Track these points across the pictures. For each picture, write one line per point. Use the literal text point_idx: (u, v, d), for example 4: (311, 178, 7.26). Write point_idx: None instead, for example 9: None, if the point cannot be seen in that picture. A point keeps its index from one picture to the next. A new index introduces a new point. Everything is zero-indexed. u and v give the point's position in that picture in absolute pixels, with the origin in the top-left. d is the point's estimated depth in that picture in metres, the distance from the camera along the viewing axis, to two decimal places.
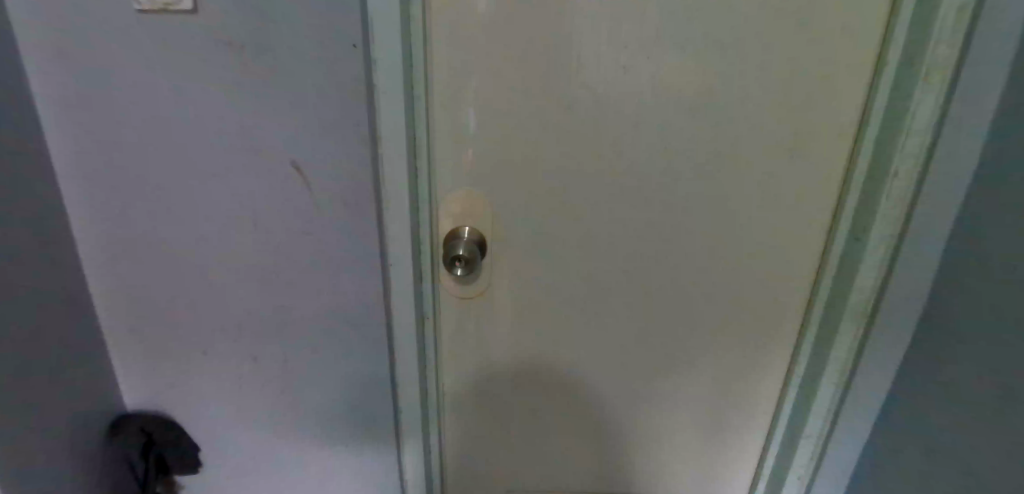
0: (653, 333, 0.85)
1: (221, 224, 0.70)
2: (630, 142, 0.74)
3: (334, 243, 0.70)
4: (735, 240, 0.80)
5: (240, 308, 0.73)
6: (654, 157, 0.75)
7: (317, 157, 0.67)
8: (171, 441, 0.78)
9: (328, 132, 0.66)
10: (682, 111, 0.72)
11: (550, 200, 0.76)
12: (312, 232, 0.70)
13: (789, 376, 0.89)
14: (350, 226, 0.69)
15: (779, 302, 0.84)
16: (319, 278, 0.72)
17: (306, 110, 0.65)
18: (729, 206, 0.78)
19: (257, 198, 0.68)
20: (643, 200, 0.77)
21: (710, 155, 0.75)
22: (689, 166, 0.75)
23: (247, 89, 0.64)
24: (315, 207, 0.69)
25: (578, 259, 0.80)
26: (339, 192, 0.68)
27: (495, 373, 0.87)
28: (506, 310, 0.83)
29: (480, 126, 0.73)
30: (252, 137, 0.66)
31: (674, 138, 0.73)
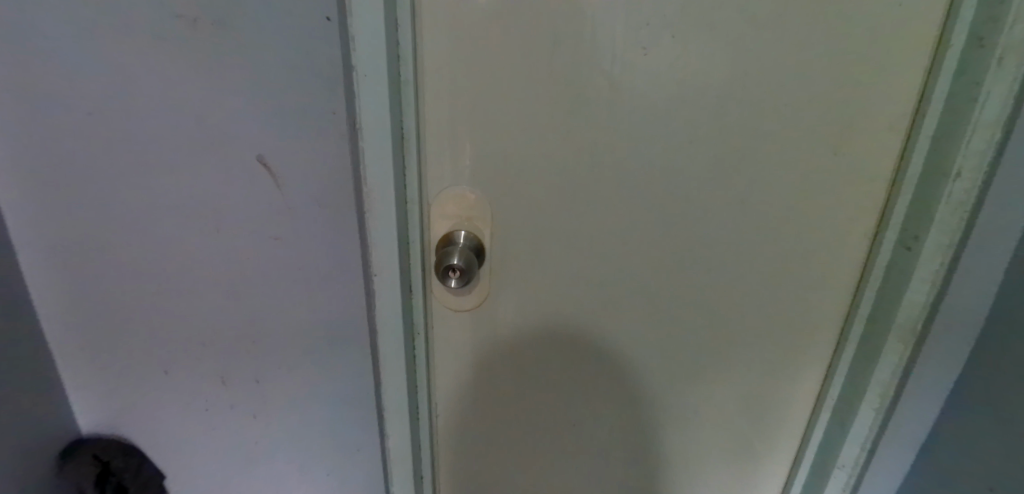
0: (671, 349, 0.77)
1: (185, 227, 0.61)
2: (647, 139, 0.65)
3: (311, 249, 0.62)
4: (763, 250, 0.71)
5: (207, 322, 0.65)
6: (673, 156, 0.66)
7: (291, 152, 0.59)
8: (127, 470, 0.69)
9: (304, 124, 0.58)
10: (707, 104, 0.64)
11: (556, 204, 0.68)
12: (287, 238, 0.62)
13: (822, 398, 0.80)
14: (328, 229, 0.62)
15: (810, 318, 0.76)
16: (294, 288, 0.64)
17: (280, 99, 0.57)
18: (757, 211, 0.69)
19: (225, 199, 0.60)
20: (662, 203, 0.68)
21: (738, 153, 0.66)
22: (713, 166, 0.67)
23: (213, 74, 0.56)
24: (291, 210, 0.61)
25: (588, 270, 0.72)
26: (315, 190, 0.60)
27: (495, 393, 0.79)
28: (507, 325, 0.75)
29: (479, 119, 0.64)
30: (216, 129, 0.58)
31: (697, 134, 0.65)
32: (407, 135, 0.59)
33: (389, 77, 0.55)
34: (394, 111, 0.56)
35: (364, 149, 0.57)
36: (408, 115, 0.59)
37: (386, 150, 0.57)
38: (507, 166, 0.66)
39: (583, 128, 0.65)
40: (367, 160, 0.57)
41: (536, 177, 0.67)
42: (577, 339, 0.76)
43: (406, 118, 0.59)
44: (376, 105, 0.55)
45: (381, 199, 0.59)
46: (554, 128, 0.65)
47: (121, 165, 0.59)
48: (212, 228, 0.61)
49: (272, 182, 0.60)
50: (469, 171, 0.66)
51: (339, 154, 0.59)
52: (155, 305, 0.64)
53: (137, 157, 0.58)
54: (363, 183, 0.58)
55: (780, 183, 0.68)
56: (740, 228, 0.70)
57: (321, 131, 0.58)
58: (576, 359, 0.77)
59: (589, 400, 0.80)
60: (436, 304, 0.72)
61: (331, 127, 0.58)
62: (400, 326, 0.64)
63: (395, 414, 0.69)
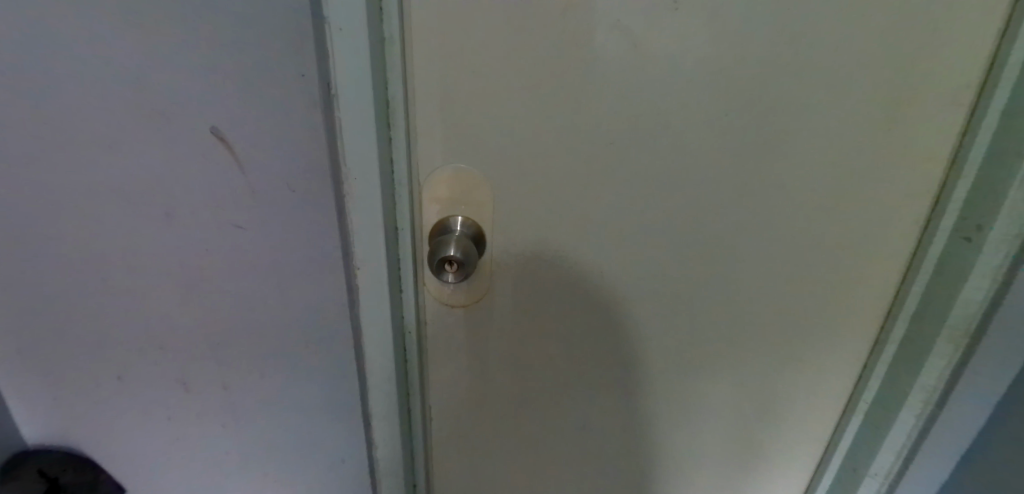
0: (689, 348, 0.70)
1: (136, 213, 0.53)
2: (671, 114, 0.57)
3: (281, 239, 0.54)
4: (797, 241, 0.63)
5: (166, 321, 0.57)
6: (700, 133, 0.58)
7: (255, 127, 0.50)
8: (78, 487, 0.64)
9: (270, 94, 0.49)
10: (742, 73, 0.55)
11: (564, 188, 0.60)
12: (254, 226, 0.54)
13: (854, 402, 0.73)
14: (304, 216, 0.54)
15: (846, 314, 0.68)
16: (260, 283, 0.56)
17: (240, 64, 0.48)
18: (793, 196, 0.61)
19: (181, 180, 0.52)
20: (685, 188, 0.60)
21: (775, 130, 0.58)
22: (746, 144, 0.58)
23: (162, 34, 0.47)
24: (258, 195, 0.53)
25: (600, 262, 0.64)
26: (284, 170, 0.52)
27: (495, 397, 0.72)
28: (509, 322, 0.67)
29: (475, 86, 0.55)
30: (160, 100, 0.49)
31: (730, 108, 0.56)
32: (393, 107, 0.51)
33: (371, 37, 0.46)
34: (379, 78, 0.48)
35: (342, 123, 0.48)
36: (395, 82, 0.50)
37: (368, 125, 0.48)
38: (511, 143, 0.58)
39: (597, 101, 0.56)
40: (345, 137, 0.49)
41: (543, 157, 0.58)
42: (586, 338, 0.68)
43: (392, 86, 0.50)
44: (357, 71, 0.47)
45: (363, 183, 0.50)
46: (565, 101, 0.56)
47: (52, 142, 0.51)
48: (167, 214, 0.53)
49: (234, 161, 0.51)
50: (466, 148, 0.57)
51: (313, 129, 0.51)
52: (107, 301, 0.57)
53: (79, 131, 0.51)
54: (343, 163, 0.50)
55: (820, 165, 0.59)
56: (773, 215, 0.62)
57: (290, 102, 0.50)
58: (585, 360, 0.70)
59: (599, 405, 0.73)
60: (429, 300, 0.64)
61: (302, 97, 0.50)
62: (388, 326, 0.56)
63: (383, 424, 0.61)
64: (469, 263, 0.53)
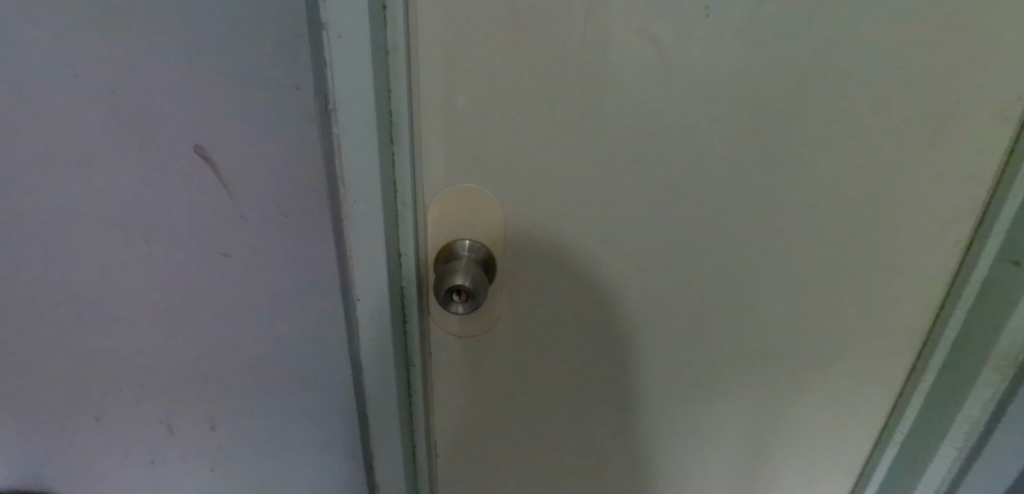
0: (714, 377, 0.65)
1: (108, 243, 0.48)
2: (700, 129, 0.52)
3: (275, 269, 0.48)
4: (830, 264, 0.59)
5: (145, 360, 0.52)
6: (730, 151, 0.53)
7: (242, 142, 0.44)
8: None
9: (258, 105, 0.43)
10: (777, 86, 0.50)
11: (581, 210, 0.55)
12: (243, 254, 0.48)
13: (888, 433, 0.69)
14: (299, 244, 0.47)
15: (880, 342, 0.64)
16: (249, 316, 0.50)
17: (224, 72, 0.42)
18: (826, 217, 0.57)
19: (159, 206, 0.46)
20: (711, 209, 0.56)
21: (810, 147, 0.53)
22: (778, 162, 0.54)
23: (131, 40, 0.41)
24: (246, 219, 0.46)
25: (619, 287, 0.60)
26: (275, 192, 0.45)
27: (506, 430, 0.67)
28: (523, 351, 0.62)
29: (487, 99, 0.50)
30: (135, 115, 0.43)
31: (763, 124, 0.52)
32: (397, 122, 0.46)
33: (372, 45, 0.41)
34: (382, 92, 0.43)
35: (340, 141, 0.43)
36: (399, 96, 0.45)
37: (370, 142, 0.43)
38: (524, 162, 0.53)
39: (620, 116, 0.51)
40: (344, 155, 0.43)
41: (559, 177, 0.53)
42: (602, 368, 0.64)
43: (396, 100, 0.45)
44: (356, 82, 0.41)
45: (363, 206, 0.45)
46: (585, 117, 0.51)
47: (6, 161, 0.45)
48: (146, 244, 0.48)
49: (219, 182, 0.45)
50: (476, 167, 0.53)
51: (309, 145, 0.44)
52: (82, 336, 0.52)
53: (37, 153, 0.44)
54: (340, 183, 0.45)
55: (857, 184, 0.55)
56: (805, 238, 0.58)
57: (282, 115, 0.43)
58: (603, 390, 0.65)
59: (615, 438, 0.69)
60: (436, 329, 0.59)
61: (295, 108, 0.43)
62: (390, 361, 0.52)
63: (386, 464, 0.57)
64: (479, 294, 0.48)
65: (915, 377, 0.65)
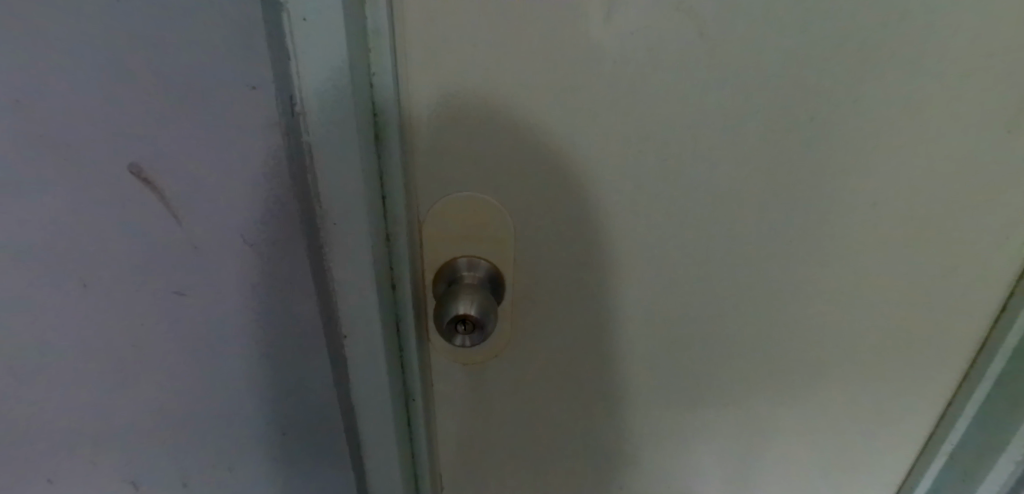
0: (749, 394, 0.58)
1: (26, 297, 0.38)
2: (750, 128, 0.43)
3: (245, 307, 0.40)
4: (887, 270, 0.51)
5: (90, 422, 0.44)
6: (784, 152, 0.44)
7: (185, 161, 0.34)
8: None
9: (203, 114, 0.33)
10: (844, 72, 0.41)
11: (606, 227, 0.46)
12: (203, 294, 0.39)
13: (935, 443, 0.63)
14: (271, 278, 0.39)
15: (931, 348, 0.57)
16: (220, 360, 0.42)
17: (153, 75, 0.32)
18: (887, 222, 0.48)
19: (87, 246, 0.37)
20: (757, 220, 0.47)
21: (875, 143, 0.44)
22: (838, 162, 0.45)
23: (18, 38, 0.30)
24: (202, 253, 0.38)
25: (647, 308, 0.50)
26: (238, 220, 0.36)
27: (518, 461, 0.60)
28: (535, 379, 0.54)
29: (491, 92, 0.39)
30: (43, 134, 0.33)
31: (824, 118, 0.43)
32: (385, 124, 0.35)
33: (347, 29, 0.30)
34: (363, 88, 0.32)
35: (312, 154, 0.33)
36: (384, 92, 0.34)
37: (353, 155, 0.33)
38: (535, 170, 0.43)
39: (653, 117, 0.41)
40: (319, 171, 0.33)
41: (578, 185, 0.44)
42: (625, 396, 0.56)
43: (381, 98, 0.35)
44: (328, 76, 0.30)
45: (346, 233, 0.35)
46: (611, 118, 0.41)
47: None
48: (76, 294, 0.38)
49: (165, 212, 0.36)
50: (478, 177, 0.43)
51: (273, 162, 0.35)
52: (1, 410, 0.42)
53: None
54: (318, 209, 0.34)
55: (924, 181, 0.47)
56: (861, 247, 0.49)
57: (238, 125, 0.33)
58: (626, 417, 0.58)
59: (637, 462, 0.62)
60: (436, 358, 0.51)
61: (251, 116, 0.33)
62: (387, 402, 0.44)
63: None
64: (488, 323, 0.41)
65: (967, 384, 0.59)
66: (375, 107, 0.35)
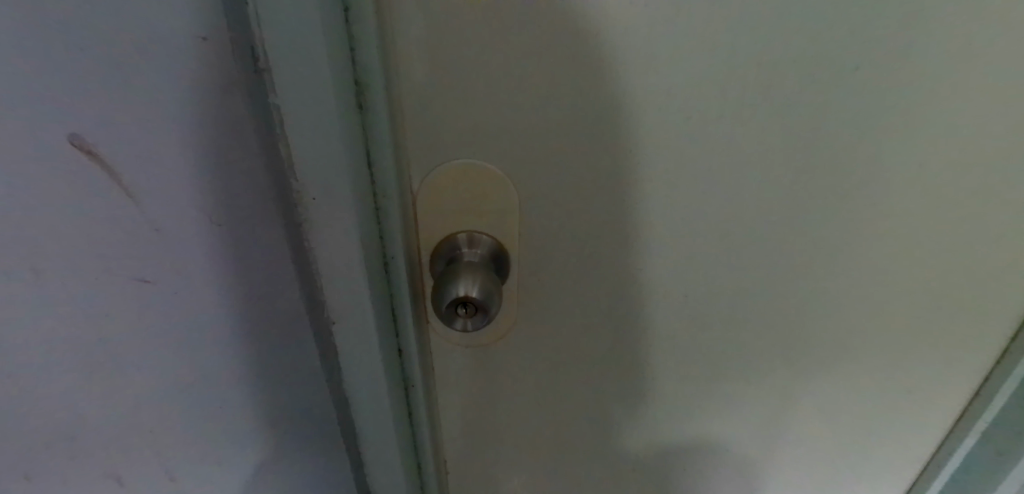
0: (772, 373, 0.54)
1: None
2: (784, 89, 0.38)
3: (219, 293, 0.37)
4: (928, 240, 0.47)
5: (63, 422, 0.40)
6: (820, 114, 0.39)
7: (135, 136, 0.30)
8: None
9: (152, 80, 0.29)
10: (894, 22, 0.36)
11: (619, 198, 0.41)
12: (174, 282, 0.35)
13: (967, 422, 0.59)
14: (245, 259, 0.36)
15: (969, 323, 0.53)
16: (196, 350, 0.39)
17: (91, 38, 0.27)
18: (929, 189, 0.44)
19: (30, 238, 0.32)
20: (786, 189, 0.42)
21: (925, 100, 0.39)
22: (880, 125, 0.40)
23: None
24: (165, 238, 0.34)
25: (663, 285, 0.47)
26: (204, 199, 0.33)
27: (526, 443, 0.58)
28: (544, 360, 0.51)
29: (489, 51, 0.34)
30: None
31: (869, 73, 0.38)
32: (368, 84, 0.30)
33: None
34: (341, 43, 0.28)
35: (283, 120, 0.28)
36: (368, 50, 0.29)
37: (332, 122, 0.28)
38: (541, 137, 0.38)
39: (674, 77, 0.36)
40: (292, 138, 0.29)
41: (589, 155, 0.39)
42: (639, 377, 0.53)
43: (364, 57, 0.29)
44: (296, 29, 0.25)
45: (327, 209, 0.31)
46: (625, 80, 0.36)
47: None
48: (27, 292, 0.34)
49: (119, 196, 0.32)
50: (479, 145, 0.38)
51: (237, 128, 0.31)
52: None
53: None
54: (295, 184, 0.30)
55: (976, 142, 0.42)
56: (899, 216, 0.45)
57: (197, 95, 0.30)
58: (641, 397, 0.55)
59: (652, 442, 0.59)
60: (437, 340, 0.48)
61: (206, 79, 0.29)
62: (383, 391, 0.40)
63: (386, 485, 0.48)
64: (492, 306, 0.37)
65: (1008, 362, 0.55)
66: (357, 63, 0.29)
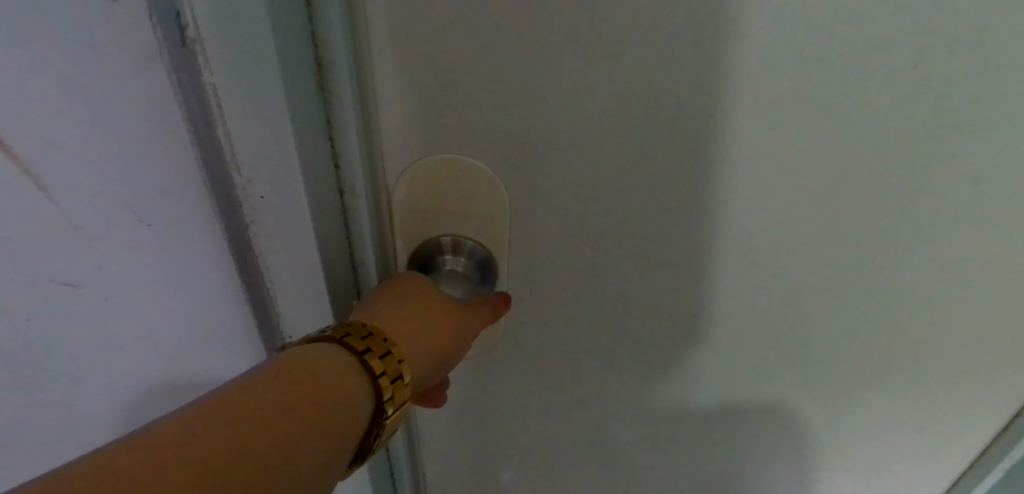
0: (779, 406, 0.49)
1: None
2: (843, 101, 0.30)
3: (155, 307, 0.32)
4: (978, 290, 0.40)
5: (15, 411, 0.38)
6: (886, 134, 0.32)
7: (40, 116, 0.24)
8: (349, 403, 0.27)
9: (47, 49, 0.23)
10: (1002, 25, 0.27)
11: (616, 221, 0.36)
12: (109, 285, 0.31)
13: (991, 457, 0.53)
14: (188, 272, 0.31)
15: (1021, 370, 0.46)
16: (135, 359, 0.35)
17: None
18: (996, 236, 0.36)
19: None
20: (831, 215, 0.35)
21: (996, 142, 0.32)
22: (955, 156, 0.33)
23: None
24: (92, 233, 0.29)
25: (663, 313, 0.42)
26: (128, 202, 0.28)
27: (508, 448, 0.54)
28: (528, 374, 0.47)
29: (472, 47, 0.29)
30: None
31: (928, 107, 0.30)
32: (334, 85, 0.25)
33: None
34: (298, 26, 0.23)
35: (223, 116, 0.23)
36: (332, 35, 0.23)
37: (279, 124, 0.23)
38: (529, 146, 0.33)
39: (703, 78, 0.30)
40: (231, 135, 0.24)
41: (583, 169, 0.34)
42: (633, 393, 0.49)
43: (329, 45, 0.24)
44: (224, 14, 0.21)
45: (276, 212, 0.27)
46: (645, 76, 0.30)
47: None
48: None
49: (31, 187, 0.27)
50: (463, 146, 0.33)
51: (161, 112, 0.25)
52: None
53: None
54: (238, 185, 0.26)
55: None
56: (966, 254, 0.38)
57: (115, 82, 0.23)
58: (631, 413, 0.51)
59: (644, 455, 0.56)
60: None
61: (113, 49, 0.23)
62: None
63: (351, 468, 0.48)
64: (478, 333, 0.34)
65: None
66: (320, 50, 0.24)
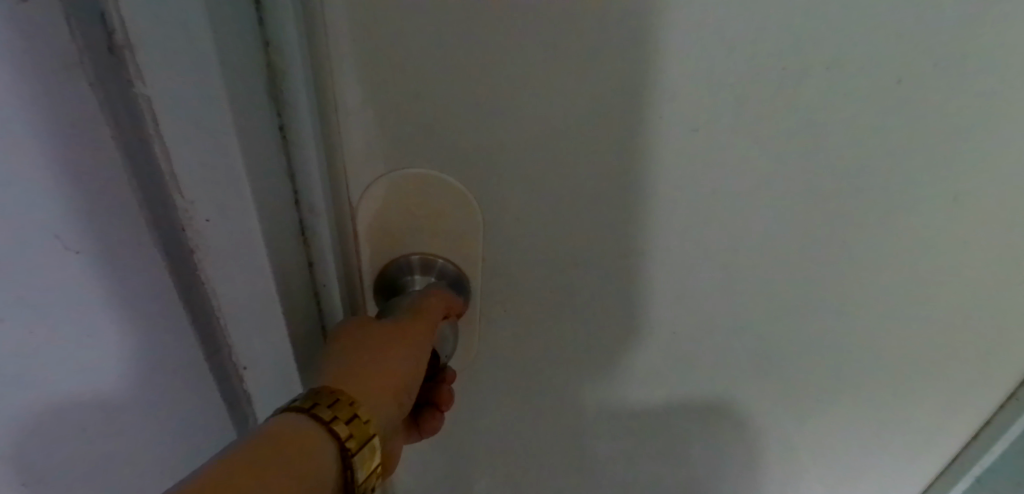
0: (755, 415, 0.49)
1: None
2: (826, 117, 0.29)
3: (90, 333, 0.29)
4: (952, 301, 0.40)
5: None
6: (871, 146, 0.31)
7: None
8: (315, 460, 0.25)
9: None
10: (993, 36, 0.27)
11: (593, 236, 0.34)
12: (32, 317, 0.28)
13: (961, 466, 0.54)
14: (129, 293, 0.28)
15: (989, 377, 0.46)
16: (69, 390, 0.32)
17: None
18: (971, 248, 0.36)
19: None
20: (812, 227, 0.35)
21: (974, 158, 0.31)
22: (934, 172, 0.32)
23: None
24: (7, 263, 0.26)
25: (640, 328, 0.40)
26: (55, 219, 0.25)
27: (478, 462, 0.52)
28: (501, 389, 0.45)
29: (440, 55, 0.27)
30: None
31: (910, 122, 0.30)
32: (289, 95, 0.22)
33: None
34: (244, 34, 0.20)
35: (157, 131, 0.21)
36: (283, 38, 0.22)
37: (225, 142, 0.21)
38: (500, 159, 0.31)
39: (690, 90, 0.28)
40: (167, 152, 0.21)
41: (560, 184, 0.32)
42: (607, 405, 0.47)
43: (279, 47, 0.22)
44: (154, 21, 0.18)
45: (221, 236, 0.24)
46: (629, 87, 0.28)
47: None
48: None
49: None
50: (431, 160, 0.31)
51: (86, 125, 0.22)
52: None
53: None
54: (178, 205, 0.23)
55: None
56: (945, 264, 0.37)
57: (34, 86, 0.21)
58: (606, 425, 0.49)
59: (618, 467, 0.54)
60: None
61: (27, 52, 0.20)
62: None
63: None
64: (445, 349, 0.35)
65: (1002, 418, 0.49)
66: (272, 54, 0.22)
